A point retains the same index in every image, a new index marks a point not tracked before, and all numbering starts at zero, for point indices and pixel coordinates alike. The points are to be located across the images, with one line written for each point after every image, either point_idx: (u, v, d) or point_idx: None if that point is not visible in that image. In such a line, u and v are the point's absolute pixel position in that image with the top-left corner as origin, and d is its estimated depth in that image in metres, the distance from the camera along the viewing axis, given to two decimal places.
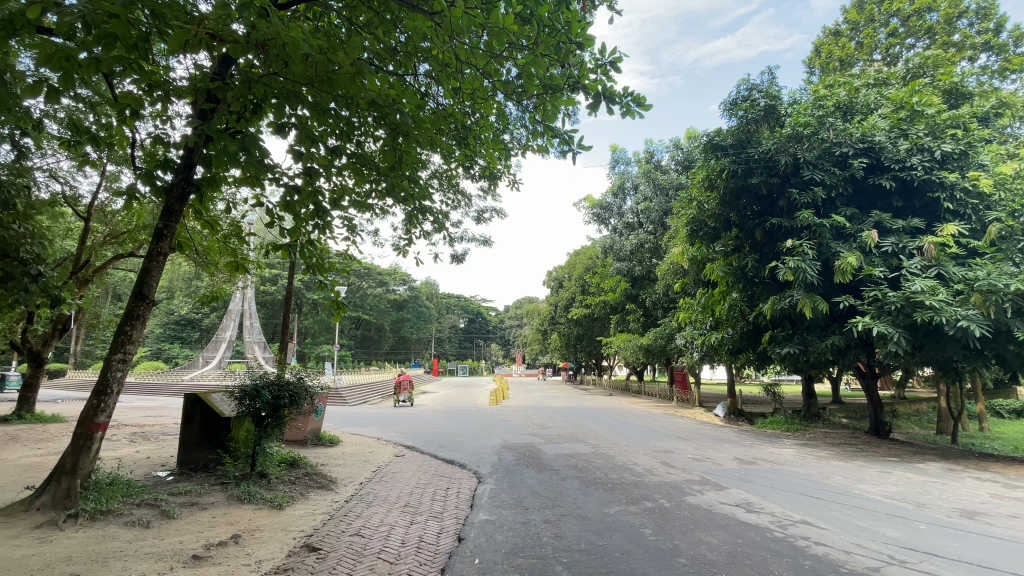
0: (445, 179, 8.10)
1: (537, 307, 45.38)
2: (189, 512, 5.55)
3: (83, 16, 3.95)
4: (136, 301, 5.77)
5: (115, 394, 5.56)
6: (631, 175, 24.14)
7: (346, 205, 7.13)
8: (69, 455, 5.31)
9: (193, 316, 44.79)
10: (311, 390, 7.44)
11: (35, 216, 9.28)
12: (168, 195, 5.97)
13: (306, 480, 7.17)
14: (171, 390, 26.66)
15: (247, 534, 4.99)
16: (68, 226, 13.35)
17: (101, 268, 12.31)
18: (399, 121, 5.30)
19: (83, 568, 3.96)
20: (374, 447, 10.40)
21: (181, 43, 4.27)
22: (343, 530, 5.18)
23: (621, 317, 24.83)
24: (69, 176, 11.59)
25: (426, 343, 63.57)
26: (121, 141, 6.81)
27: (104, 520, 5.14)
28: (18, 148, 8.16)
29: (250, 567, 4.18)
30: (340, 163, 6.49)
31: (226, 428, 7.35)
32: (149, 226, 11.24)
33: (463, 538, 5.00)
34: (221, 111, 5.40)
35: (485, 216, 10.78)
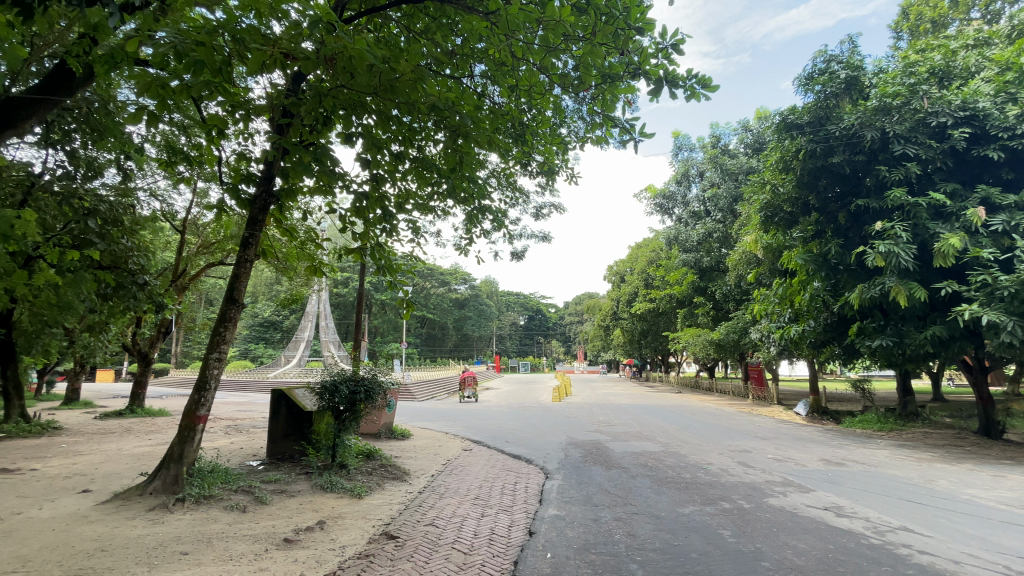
0: (504, 177, 8.14)
1: (598, 302, 44.61)
2: (279, 499, 5.99)
3: (175, 46, 4.40)
4: (228, 304, 6.30)
5: (213, 389, 6.08)
6: (696, 162, 23.32)
7: (410, 208, 7.38)
8: (176, 444, 5.89)
9: (275, 318, 48.30)
10: (384, 385, 7.78)
11: (140, 231, 10.38)
12: (252, 206, 6.47)
13: (382, 471, 7.51)
14: (258, 386, 28.93)
15: (331, 521, 5.29)
16: (167, 240, 14.82)
17: (196, 276, 13.57)
18: (459, 123, 5.40)
19: (191, 548, 4.38)
20: (443, 441, 10.71)
21: (259, 64, 4.68)
22: (418, 520, 5.37)
23: (689, 311, 23.87)
24: (167, 194, 12.87)
25: (488, 341, 64.37)
26: (210, 159, 7.48)
27: (206, 504, 5.64)
28: (124, 172, 9.22)
29: (335, 552, 4.43)
30: (404, 168, 6.73)
31: (309, 420, 7.83)
32: (236, 236, 12.25)
33: (534, 532, 5.02)
34: (296, 125, 5.78)
35: (544, 212, 10.76)
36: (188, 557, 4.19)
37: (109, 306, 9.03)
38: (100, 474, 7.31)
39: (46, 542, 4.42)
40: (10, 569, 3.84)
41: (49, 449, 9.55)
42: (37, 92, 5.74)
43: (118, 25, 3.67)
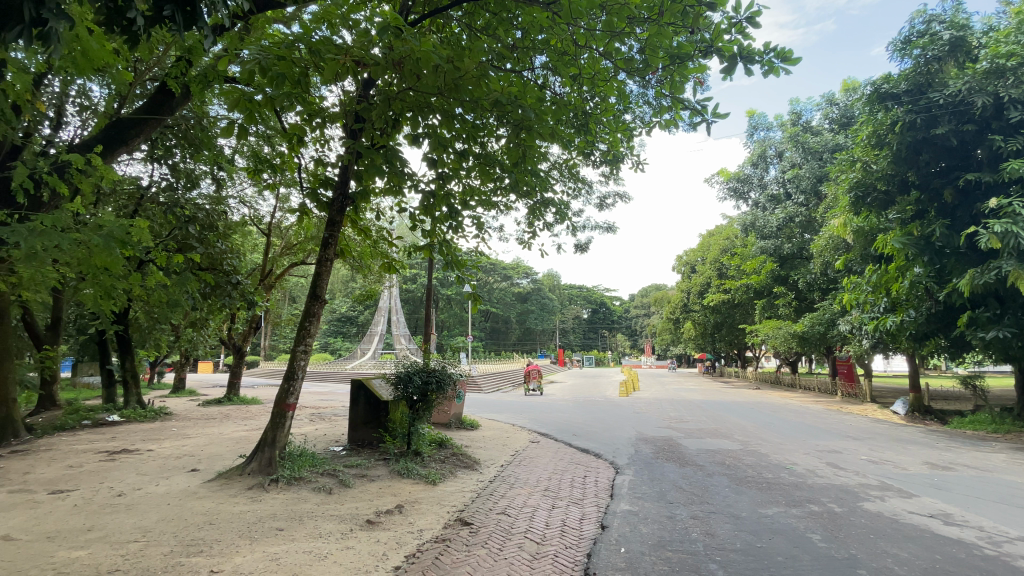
0: (567, 168, 8.05)
1: (667, 294, 43.11)
2: (361, 483, 6.37)
3: (260, 63, 4.79)
4: (312, 300, 6.76)
5: (300, 378, 6.54)
6: (774, 142, 21.97)
7: (474, 205, 7.51)
8: (270, 429, 6.41)
9: (351, 313, 51.17)
10: (454, 377, 8.03)
11: (233, 235, 11.39)
12: (330, 209, 6.87)
13: (454, 459, 7.77)
14: (338, 377, 30.82)
15: (409, 505, 5.55)
16: (255, 243, 16.10)
17: (281, 276, 14.68)
18: (523, 117, 5.40)
19: (285, 524, 4.77)
20: (511, 432, 10.87)
21: (334, 72, 4.97)
22: (491, 508, 5.51)
23: (769, 303, 22.43)
24: (254, 200, 14.00)
25: (552, 334, 64.30)
26: (291, 167, 8.04)
27: (297, 485, 6.10)
28: (217, 182, 10.13)
29: (414, 535, 4.64)
30: (468, 166, 6.86)
31: (385, 409, 8.26)
32: (316, 237, 13.10)
33: (606, 526, 4.98)
34: (368, 129, 6.06)
35: (608, 202, 10.53)
36: (283, 533, 4.56)
37: (208, 304, 9.98)
38: (205, 456, 8.13)
39: (164, 515, 4.98)
40: (137, 537, 4.36)
41: (163, 432, 10.75)
42: (143, 111, 6.41)
43: (209, 44, 4.06)
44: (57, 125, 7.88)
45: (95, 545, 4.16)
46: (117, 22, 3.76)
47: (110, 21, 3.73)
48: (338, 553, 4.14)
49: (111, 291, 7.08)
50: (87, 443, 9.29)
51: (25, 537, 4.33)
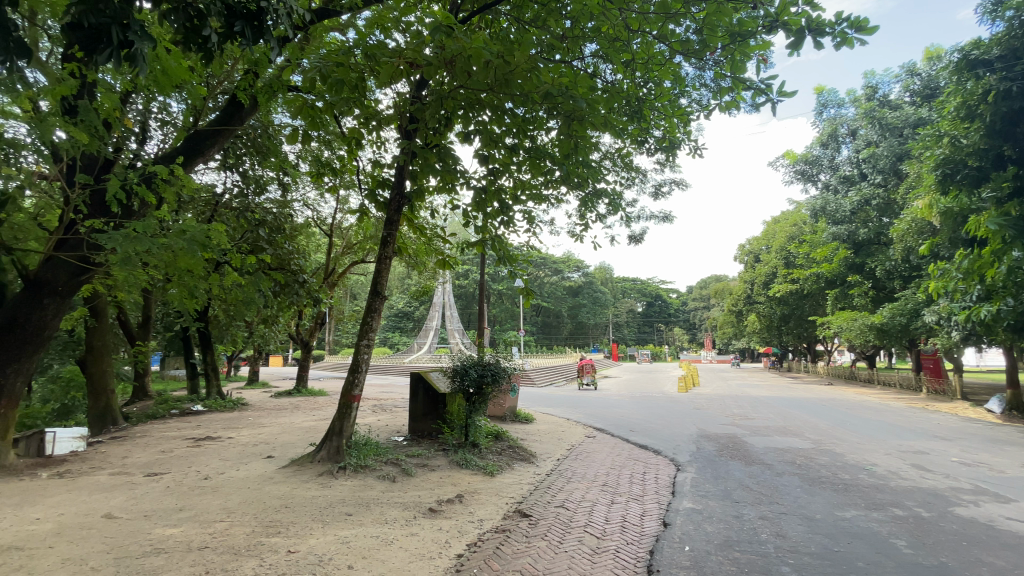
0: (620, 157, 7.87)
1: (728, 285, 41.23)
2: (422, 472, 6.58)
3: (320, 71, 5.04)
4: (373, 296, 7.05)
5: (364, 371, 6.83)
6: (846, 119, 20.49)
7: (525, 199, 7.51)
8: (337, 419, 6.75)
9: (407, 309, 52.84)
10: (509, 370, 8.12)
11: (298, 236, 12.05)
12: (388, 209, 7.12)
13: (511, 452, 7.86)
14: (397, 370, 31.96)
15: (469, 495, 5.68)
16: (318, 243, 16.96)
17: (343, 274, 15.39)
18: (575, 107, 5.33)
19: (354, 510, 5.01)
20: (566, 427, 10.84)
21: (389, 76, 5.14)
22: (549, 501, 5.53)
23: (841, 293, 20.97)
24: (317, 203, 14.74)
25: (605, 328, 63.34)
26: (350, 170, 8.39)
27: (363, 472, 6.40)
28: (283, 187, 10.76)
29: (474, 524, 4.74)
30: (519, 160, 6.88)
31: (443, 401, 8.47)
32: (375, 236, 13.60)
33: (669, 524, 4.87)
34: (422, 128, 6.20)
35: (663, 190, 10.20)
36: (352, 518, 4.79)
37: (278, 301, 10.64)
38: (279, 443, 8.69)
39: (245, 498, 5.37)
40: (222, 517, 4.73)
41: (241, 421, 11.60)
42: (217, 124, 6.93)
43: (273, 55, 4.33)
44: (142, 139, 8.62)
45: (186, 523, 4.55)
46: (193, 41, 4.08)
47: (187, 40, 4.05)
48: (403, 538, 4.30)
49: (194, 291, 7.71)
50: (176, 430, 10.19)
51: (127, 514, 4.81)
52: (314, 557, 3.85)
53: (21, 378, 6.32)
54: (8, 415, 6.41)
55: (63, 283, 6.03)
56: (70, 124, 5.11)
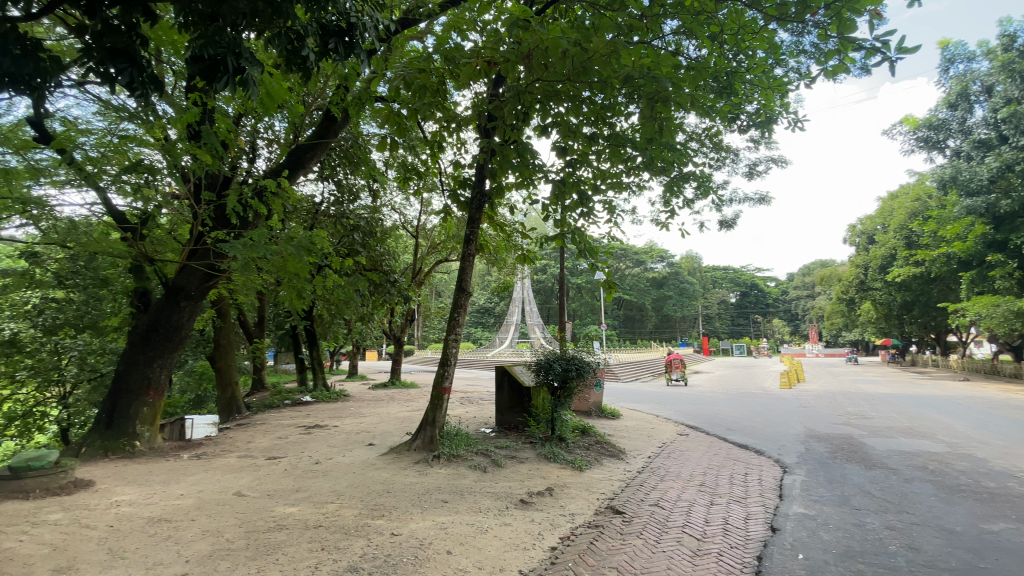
0: (707, 138, 7.39)
1: (835, 271, 37.44)
2: (511, 463, 6.69)
3: (404, 78, 5.26)
4: (459, 293, 7.27)
5: (453, 364, 7.07)
6: (979, 74, 17.75)
7: (605, 188, 7.31)
8: (430, 411, 7.05)
9: (488, 304, 54.19)
10: (594, 365, 7.99)
11: (387, 238, 12.77)
12: (470, 207, 7.28)
13: (599, 447, 7.73)
14: (481, 364, 32.85)
15: (558, 488, 5.68)
16: (406, 244, 17.90)
17: (429, 273, 16.09)
18: (660, 89, 5.07)
19: (450, 497, 5.21)
20: (655, 423, 10.47)
21: (469, 77, 5.25)
22: (643, 499, 5.37)
23: (979, 275, 18.34)
24: (404, 206, 15.53)
25: (693, 321, 60.34)
26: (433, 172, 8.70)
27: (455, 461, 6.64)
28: (373, 193, 11.46)
29: (567, 518, 4.72)
30: (598, 149, 6.71)
31: (528, 395, 8.55)
32: (458, 235, 14.04)
33: (778, 529, 4.52)
34: (500, 125, 6.27)
35: (759, 169, 9.45)
36: (448, 505, 4.98)
37: (372, 300, 11.40)
38: (377, 432, 9.29)
39: (351, 482, 5.78)
40: (333, 499, 5.14)
41: (344, 411, 12.56)
42: (314, 138, 7.54)
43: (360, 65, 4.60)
44: (252, 158, 9.57)
45: (302, 503, 5.01)
46: (294, 61, 4.40)
47: (290, 62, 4.37)
48: (497, 528, 4.39)
49: (301, 292, 8.45)
50: (290, 419, 11.28)
51: (253, 493, 5.39)
52: (415, 540, 4.05)
53: (167, 370, 7.25)
54: (155, 404, 7.27)
55: (195, 287, 6.96)
56: (195, 147, 5.83)
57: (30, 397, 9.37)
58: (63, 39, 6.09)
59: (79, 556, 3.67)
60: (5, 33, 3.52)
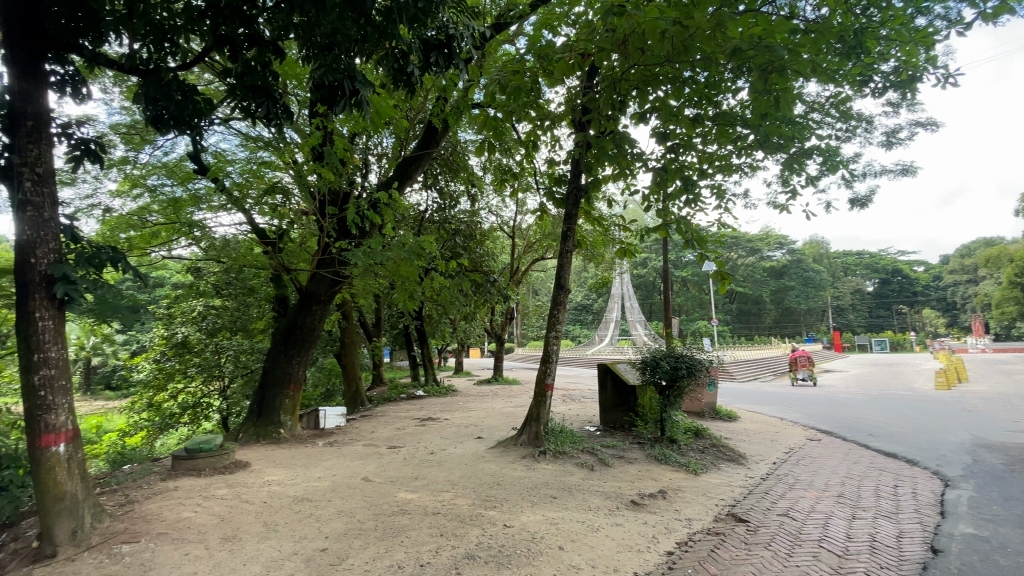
0: (833, 107, 6.57)
1: (1005, 250, 31.32)
2: (620, 463, 6.53)
3: (498, 82, 5.40)
4: (559, 290, 7.25)
5: (555, 361, 7.08)
6: None
7: (712, 172, 6.81)
8: (534, 407, 7.12)
9: (586, 302, 53.54)
10: (706, 363, 7.50)
11: (486, 240, 13.17)
12: (567, 203, 7.24)
13: (715, 451, 7.25)
14: (581, 361, 32.59)
15: (672, 492, 5.42)
16: (504, 245, 18.32)
17: (527, 271, 16.32)
18: (774, 58, 4.59)
19: (558, 493, 5.22)
20: (778, 427, 9.56)
21: (562, 72, 5.20)
22: (769, 508, 4.92)
23: None
24: (500, 208, 15.92)
25: (818, 313, 54.20)
26: (529, 172, 8.77)
27: (562, 459, 6.64)
28: (471, 197, 11.89)
29: (682, 523, 4.49)
30: (703, 131, 6.28)
31: (634, 394, 8.29)
32: (554, 232, 14.06)
33: (940, 550, 3.89)
34: (595, 118, 6.14)
35: (899, 136, 8.20)
36: (557, 501, 4.99)
37: (475, 299, 11.86)
38: (485, 426, 9.61)
39: (463, 473, 6.05)
40: (448, 488, 5.41)
41: (453, 405, 13.19)
42: (419, 149, 8.02)
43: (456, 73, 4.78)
44: (365, 173, 10.41)
45: (420, 491, 5.34)
46: (401, 79, 4.68)
47: (396, 79, 4.67)
48: (609, 528, 4.30)
49: (411, 294, 9.03)
50: (406, 411, 12.12)
51: (378, 479, 5.87)
52: (527, 533, 4.11)
53: (303, 367, 8.16)
54: (294, 396, 8.23)
55: (324, 292, 7.75)
56: (320, 167, 6.46)
57: (197, 390, 11.06)
58: (210, 83, 7.08)
59: (241, 527, 4.27)
60: (169, 83, 4.24)
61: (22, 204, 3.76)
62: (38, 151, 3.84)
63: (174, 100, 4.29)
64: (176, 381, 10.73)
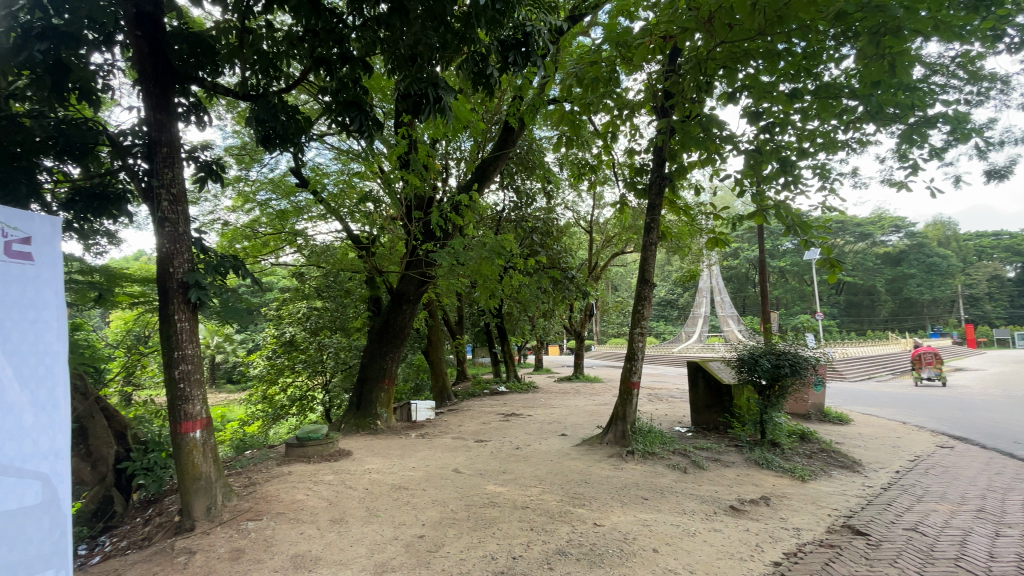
0: (962, 66, 5.72)
1: None
2: (715, 466, 6.18)
3: (575, 75, 5.30)
4: (643, 285, 7.02)
5: (641, 359, 6.86)
6: None
7: (814, 151, 6.22)
8: (621, 406, 6.95)
9: (671, 296, 51.45)
10: (813, 361, 6.86)
11: (564, 236, 13.09)
12: (650, 194, 6.99)
13: (825, 456, 6.63)
14: (667, 359, 31.35)
15: (776, 498, 5.04)
16: (582, 241, 18.10)
17: (606, 266, 15.99)
18: (888, 17, 4.06)
19: (650, 495, 5.06)
20: (900, 432, 8.53)
21: (641, 57, 5.01)
22: (892, 521, 4.41)
23: None
24: (578, 203, 15.74)
25: (945, 305, 47.54)
26: (607, 164, 8.56)
27: (652, 459, 6.42)
28: (548, 194, 11.87)
29: (790, 532, 4.16)
30: (803, 107, 5.74)
31: (729, 393, 7.81)
32: (635, 226, 13.66)
33: None
34: (678, 103, 5.84)
35: None
36: (649, 503, 4.83)
37: (555, 296, 11.84)
38: (569, 423, 9.58)
39: (550, 470, 6.06)
40: (536, 483, 5.45)
41: (536, 402, 13.28)
42: (497, 149, 8.14)
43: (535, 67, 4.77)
44: (446, 177, 10.78)
45: (509, 485, 5.43)
46: (480, 81, 4.77)
47: (476, 82, 4.76)
48: (707, 533, 4.09)
49: (493, 293, 9.21)
50: (490, 406, 12.39)
51: (468, 472, 6.06)
52: (618, 533, 4.02)
53: (396, 363, 8.64)
54: (388, 390, 8.73)
55: (413, 292, 8.14)
56: (406, 173, 6.74)
57: (303, 384, 12.13)
58: (307, 103, 7.70)
59: (347, 511, 4.60)
60: (276, 105, 4.66)
61: (161, 221, 4.32)
62: (172, 173, 4.39)
63: (280, 120, 4.71)
64: (285, 376, 11.83)
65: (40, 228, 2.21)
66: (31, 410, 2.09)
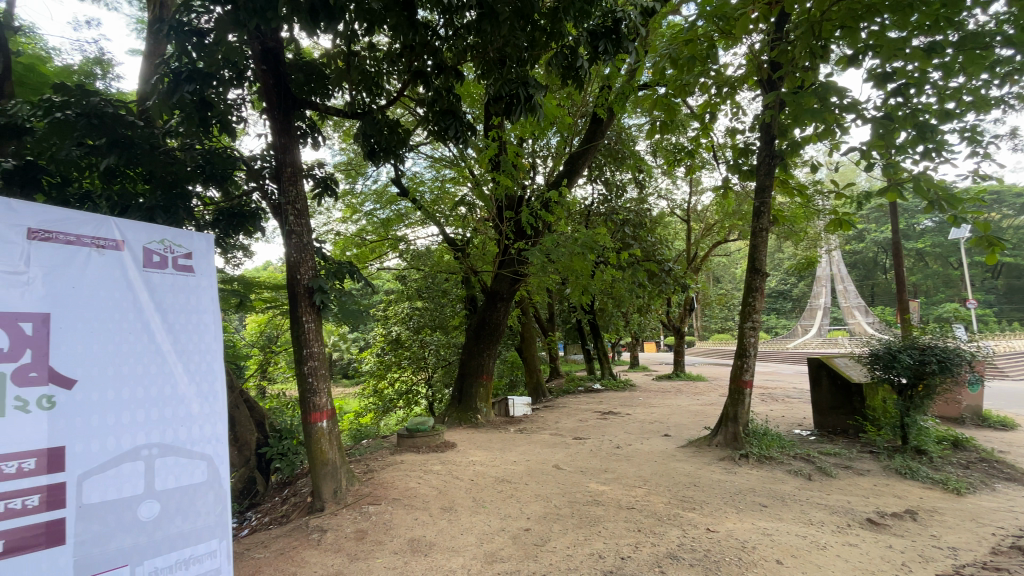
0: None
1: None
2: (846, 474, 5.54)
3: (669, 57, 5.03)
4: (753, 274, 6.50)
5: (753, 355, 6.36)
6: None
7: (961, 112, 5.32)
8: (731, 405, 6.51)
9: (782, 287, 47.13)
10: (970, 356, 5.87)
11: (659, 228, 12.57)
12: (757, 176, 6.44)
13: (987, 467, 5.65)
14: (779, 355, 28.76)
15: (925, 513, 4.40)
16: (678, 231, 17.24)
17: (706, 257, 15.07)
18: None
19: (768, 502, 4.67)
20: None
21: (743, 27, 4.63)
22: None
23: None
24: (672, 192, 15.02)
25: None
26: (704, 148, 8.05)
27: (768, 464, 5.93)
28: (641, 185, 11.46)
29: (945, 553, 3.60)
30: (944, 61, 4.94)
31: (859, 393, 6.96)
32: (738, 212, 12.73)
33: None
34: (788, 74, 5.30)
35: None
36: (768, 510, 4.46)
37: (651, 290, 11.40)
38: (672, 423, 9.17)
39: (654, 470, 5.85)
40: (641, 484, 5.29)
41: (635, 400, 12.88)
42: (586, 143, 8.02)
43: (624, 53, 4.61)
44: (535, 174, 10.86)
45: (613, 484, 5.32)
46: (569, 75, 4.72)
47: (565, 77, 4.72)
48: (840, 547, 3.68)
49: (587, 288, 9.10)
50: (587, 404, 12.25)
51: (569, 468, 6.04)
52: (735, 541, 3.77)
53: (493, 359, 8.88)
54: (487, 385, 9.00)
55: (507, 289, 8.31)
56: (496, 175, 6.85)
57: (409, 379, 12.92)
58: (404, 115, 8.17)
59: (455, 500, 4.81)
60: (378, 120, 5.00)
61: (289, 233, 4.83)
62: (296, 190, 4.87)
63: (383, 134, 5.04)
64: (393, 372, 12.69)
65: (198, 244, 2.71)
66: (197, 400, 2.56)
